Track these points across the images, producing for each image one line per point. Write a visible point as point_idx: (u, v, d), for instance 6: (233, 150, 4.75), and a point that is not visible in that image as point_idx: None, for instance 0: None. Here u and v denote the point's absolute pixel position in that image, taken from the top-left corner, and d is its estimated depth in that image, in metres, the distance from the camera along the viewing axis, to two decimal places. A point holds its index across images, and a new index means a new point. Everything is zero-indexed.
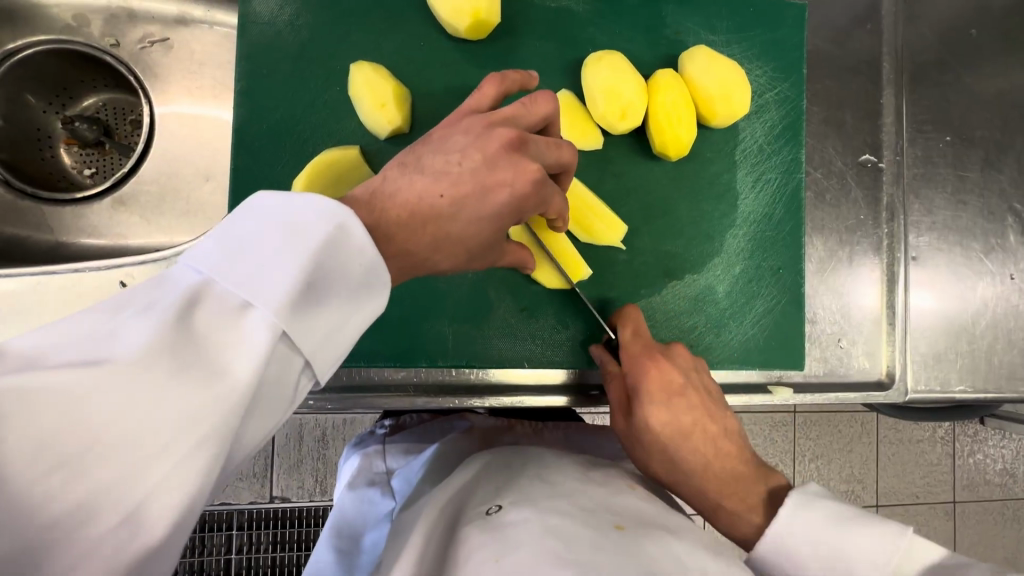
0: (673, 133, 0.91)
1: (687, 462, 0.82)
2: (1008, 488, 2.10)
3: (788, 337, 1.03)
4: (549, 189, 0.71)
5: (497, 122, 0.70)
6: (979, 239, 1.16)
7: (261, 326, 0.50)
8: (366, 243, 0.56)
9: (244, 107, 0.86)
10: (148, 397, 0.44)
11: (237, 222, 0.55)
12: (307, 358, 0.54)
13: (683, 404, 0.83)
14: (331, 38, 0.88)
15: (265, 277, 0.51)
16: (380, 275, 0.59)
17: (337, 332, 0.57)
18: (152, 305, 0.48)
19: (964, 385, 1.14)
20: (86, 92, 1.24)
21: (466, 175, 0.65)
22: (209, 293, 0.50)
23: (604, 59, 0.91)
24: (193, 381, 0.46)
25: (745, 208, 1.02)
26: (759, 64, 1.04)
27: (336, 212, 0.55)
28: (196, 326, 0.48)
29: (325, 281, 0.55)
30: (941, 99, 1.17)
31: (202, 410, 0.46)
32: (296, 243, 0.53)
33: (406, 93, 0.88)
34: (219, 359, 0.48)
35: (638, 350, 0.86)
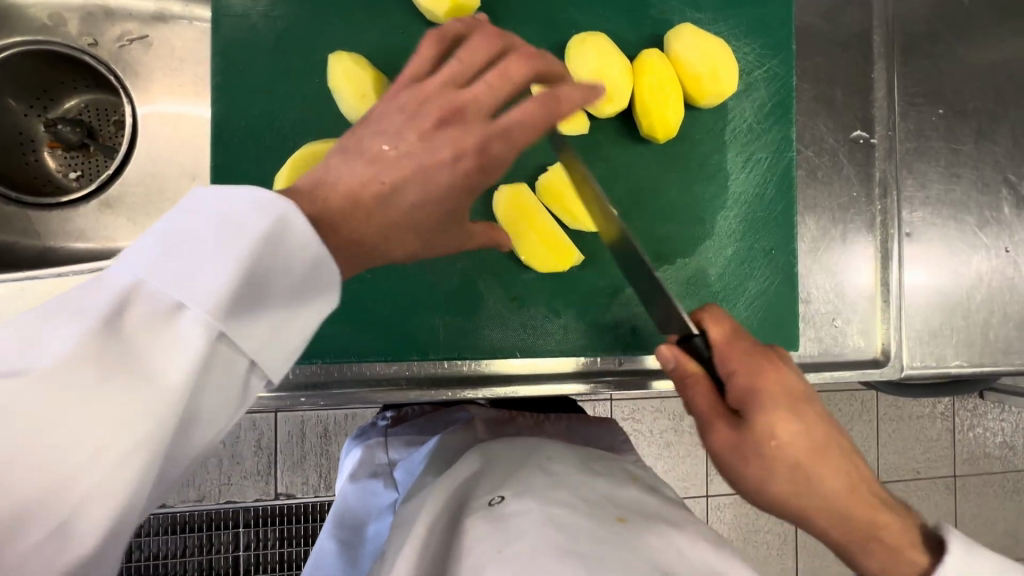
0: (659, 114, 0.90)
1: (822, 482, 0.68)
2: (1008, 460, 2.11)
3: (782, 318, 1.02)
4: (501, 157, 0.63)
5: (432, 92, 0.63)
6: (973, 212, 1.15)
7: (196, 329, 0.48)
8: (308, 237, 0.52)
9: (221, 103, 0.85)
10: (75, 405, 0.43)
11: (173, 215, 0.52)
12: (250, 358, 0.52)
13: (810, 414, 0.70)
14: (307, 28, 0.86)
15: (200, 277, 0.48)
16: (329, 269, 0.55)
17: (285, 329, 0.54)
18: (77, 308, 0.46)
19: (960, 360, 1.13)
20: (67, 94, 1.23)
21: (401, 156, 0.60)
22: (139, 293, 0.47)
23: (588, 41, 0.89)
24: (120, 388, 0.45)
25: (736, 189, 1.01)
26: (747, 41, 1.02)
27: (274, 204, 0.51)
28: (127, 330, 0.46)
29: (267, 276, 0.52)
30: (933, 71, 1.15)
31: (130, 416, 0.44)
32: (232, 238, 0.50)
33: (386, 82, 0.86)
34: (151, 363, 0.47)
35: (744, 349, 0.74)
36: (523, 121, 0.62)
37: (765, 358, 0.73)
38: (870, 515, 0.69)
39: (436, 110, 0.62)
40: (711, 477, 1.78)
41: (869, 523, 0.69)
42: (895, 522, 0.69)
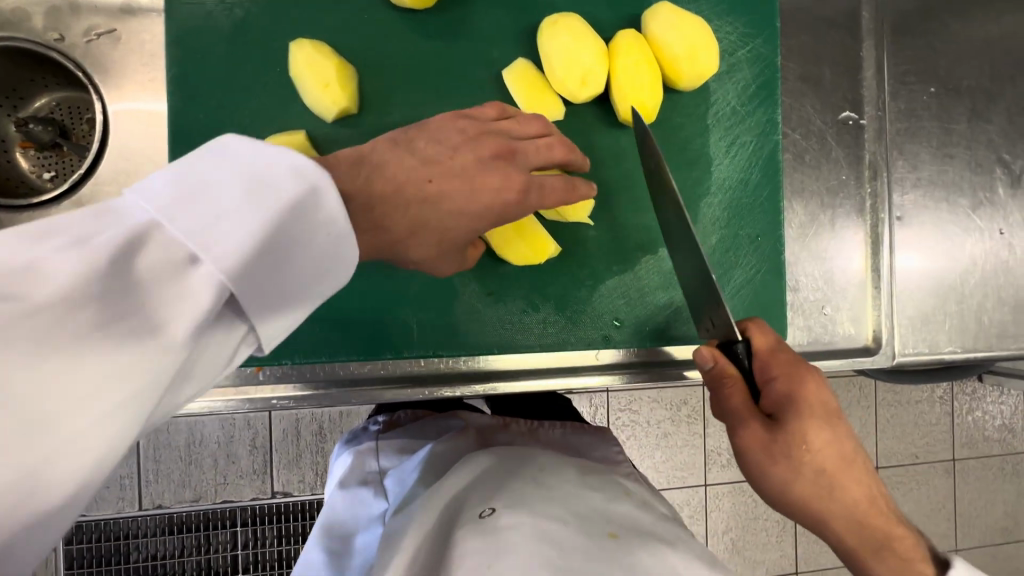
0: (636, 98, 0.86)
1: (844, 492, 0.70)
2: (1008, 443, 2.09)
3: (769, 307, 0.99)
4: (532, 200, 0.74)
5: (490, 132, 0.74)
6: (966, 194, 1.12)
7: (207, 285, 0.46)
8: (338, 214, 0.53)
9: (179, 96, 0.81)
10: (77, 345, 0.41)
11: (200, 162, 0.50)
12: (252, 325, 0.51)
13: (842, 428, 0.71)
14: (266, 15, 0.83)
15: (219, 229, 0.46)
16: (347, 250, 0.55)
17: (290, 300, 0.54)
18: (83, 240, 0.43)
19: (954, 346, 1.11)
20: (38, 92, 1.09)
21: (454, 169, 0.70)
22: (155, 237, 0.45)
23: (560, 22, 0.85)
24: (124, 333, 0.43)
25: (719, 174, 0.97)
26: (729, 20, 0.98)
27: (313, 174, 0.51)
28: (134, 274, 0.44)
29: (288, 243, 0.51)
30: (925, 47, 1.10)
31: (134, 364, 0.43)
32: (262, 197, 0.49)
33: (350, 70, 0.83)
34: (155, 313, 0.44)
35: (788, 360, 0.73)
36: (549, 192, 0.74)
37: (810, 368, 0.72)
38: (886, 527, 0.70)
39: (494, 146, 0.73)
40: (709, 467, 1.76)
41: (884, 535, 0.70)
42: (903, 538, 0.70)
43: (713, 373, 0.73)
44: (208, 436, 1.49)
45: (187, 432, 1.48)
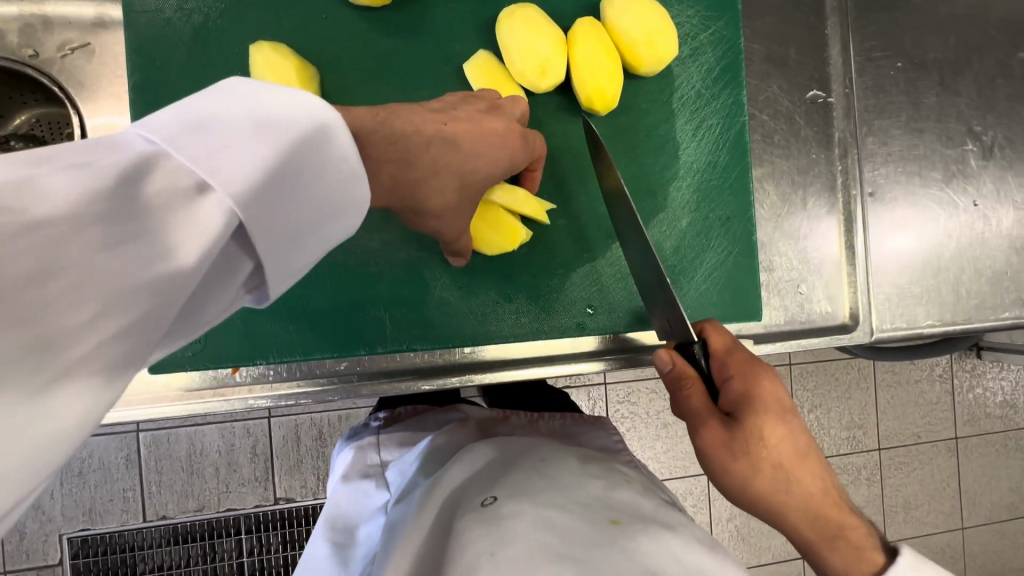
0: (596, 85, 0.86)
1: (799, 485, 0.71)
2: (1009, 419, 2.09)
3: (742, 288, 0.99)
4: (534, 145, 0.78)
5: (476, 95, 0.78)
6: (939, 166, 1.12)
7: (221, 210, 0.41)
8: (349, 149, 0.51)
9: (142, 103, 0.82)
10: (79, 264, 0.35)
11: (205, 98, 0.46)
12: (257, 261, 0.47)
13: (796, 423, 0.72)
14: (225, 20, 0.83)
15: (232, 155, 0.43)
16: (357, 190, 0.54)
17: (302, 243, 0.51)
18: (84, 162, 0.37)
19: (933, 319, 1.11)
20: (18, 109, 1.10)
21: (461, 115, 0.72)
22: (164, 164, 0.40)
23: (517, 13, 0.86)
24: (132, 253, 0.38)
25: (686, 158, 0.98)
26: (689, 4, 0.98)
27: (326, 113, 0.49)
28: (138, 197, 0.39)
29: (299, 180, 0.48)
30: (890, 24, 1.11)
31: (144, 286, 0.38)
32: (275, 132, 0.46)
33: (312, 70, 0.84)
34: (164, 236, 0.39)
35: (744, 359, 0.75)
36: (540, 146, 0.80)
37: (764, 365, 0.74)
38: (842, 519, 0.71)
39: (485, 102, 0.77)
40: None
41: (841, 527, 0.71)
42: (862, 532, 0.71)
43: (671, 375, 0.75)
44: (209, 446, 1.50)
45: (187, 442, 1.49)
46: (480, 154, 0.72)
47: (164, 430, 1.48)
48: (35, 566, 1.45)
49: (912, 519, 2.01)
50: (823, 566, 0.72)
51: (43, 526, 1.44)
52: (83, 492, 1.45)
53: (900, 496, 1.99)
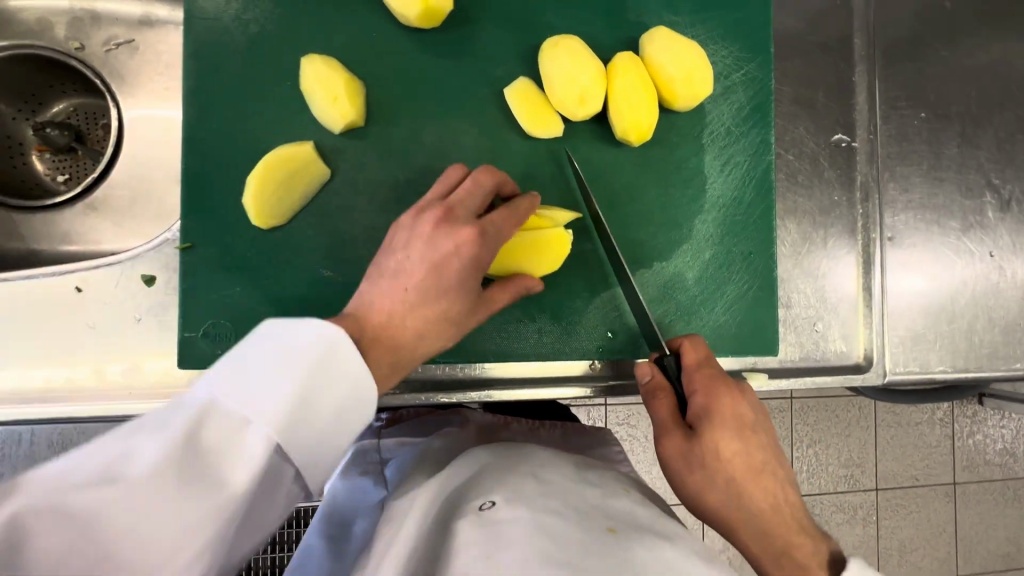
0: (632, 118, 0.89)
1: (750, 498, 0.75)
2: (1009, 468, 2.08)
3: (760, 323, 1.01)
4: (491, 231, 0.76)
5: (424, 205, 0.77)
6: (957, 216, 1.14)
7: (259, 440, 0.57)
8: (354, 356, 0.65)
9: (194, 106, 0.85)
10: (168, 500, 0.53)
11: (246, 351, 0.63)
12: (295, 464, 0.61)
13: (753, 441, 0.76)
14: (281, 31, 0.86)
15: (262, 400, 0.59)
16: (369, 394, 0.66)
17: (332, 437, 0.64)
18: (163, 425, 0.55)
19: (945, 365, 1.12)
20: (56, 98, 1.29)
21: (416, 263, 0.72)
22: (214, 412, 0.57)
23: (561, 44, 0.89)
24: (202, 492, 0.54)
25: (713, 192, 1.00)
26: (725, 45, 1.01)
27: (332, 337, 0.64)
28: (200, 446, 0.55)
29: (314, 400, 0.62)
30: (916, 74, 1.14)
31: (209, 503, 0.54)
32: (291, 365, 0.62)
33: (359, 85, 0.87)
34: (222, 469, 0.56)
35: (709, 376, 0.78)
36: (503, 227, 0.77)
37: (726, 385, 0.77)
38: (790, 537, 0.75)
39: (433, 215, 0.75)
40: None
41: (789, 545, 0.74)
42: (817, 556, 0.74)
43: (647, 386, 0.81)
44: None
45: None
46: (442, 288, 0.73)
47: None
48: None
49: (907, 563, 1.99)
50: None
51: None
52: None
53: (896, 539, 1.98)
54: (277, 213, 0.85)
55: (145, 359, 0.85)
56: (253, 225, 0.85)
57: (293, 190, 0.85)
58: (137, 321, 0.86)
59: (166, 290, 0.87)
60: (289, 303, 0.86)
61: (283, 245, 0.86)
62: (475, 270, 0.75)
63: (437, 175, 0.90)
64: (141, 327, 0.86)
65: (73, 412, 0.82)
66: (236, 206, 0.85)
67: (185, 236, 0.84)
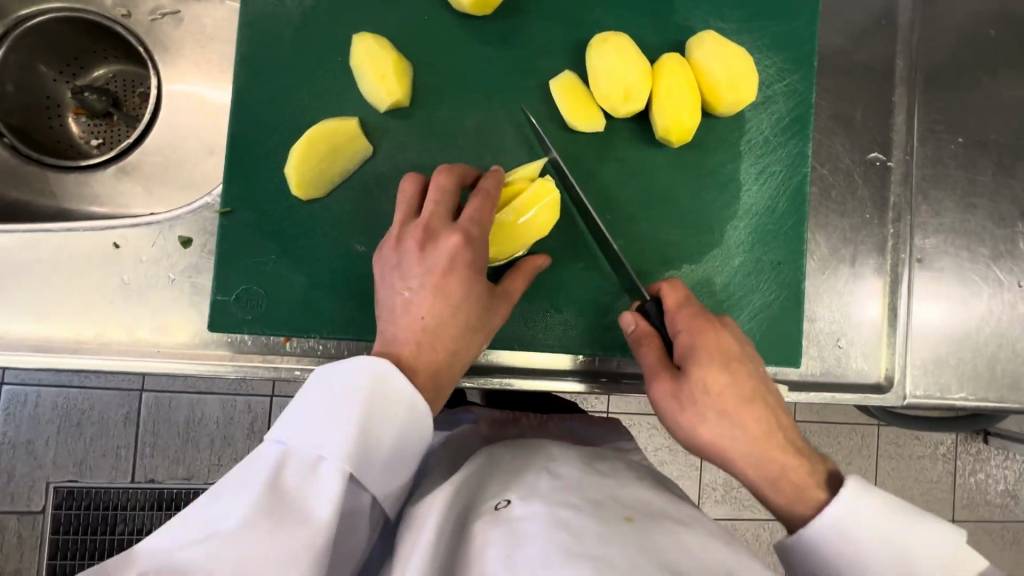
0: (676, 118, 0.89)
1: (745, 430, 0.74)
2: (1010, 510, 2.05)
3: (785, 333, 1.01)
4: (473, 230, 0.76)
5: (405, 234, 0.77)
6: (987, 244, 1.14)
7: (335, 476, 0.61)
8: (403, 379, 0.67)
9: (244, 74, 0.86)
10: (262, 546, 0.56)
11: (304, 392, 0.67)
12: (373, 492, 0.66)
13: (742, 372, 0.75)
14: (336, 7, 0.88)
15: (330, 439, 0.63)
16: (425, 415, 0.69)
17: (398, 464, 0.68)
18: (249, 480, 0.59)
19: (964, 392, 1.11)
20: (97, 63, 1.32)
21: (419, 291, 0.74)
22: (291, 460, 0.61)
23: (610, 40, 0.90)
24: (289, 534, 0.57)
25: (747, 199, 1.00)
26: (769, 55, 1.02)
27: (379, 365, 0.67)
28: (283, 491, 0.59)
29: (375, 430, 0.65)
30: (955, 100, 1.14)
31: (299, 546, 0.57)
32: (348, 398, 0.65)
33: (408, 65, 0.88)
34: (306, 511, 0.59)
35: (691, 313, 0.79)
36: (481, 218, 0.78)
37: (709, 321, 0.77)
38: (787, 462, 0.74)
39: (415, 239, 0.75)
40: (703, 501, 1.73)
41: (785, 470, 0.74)
42: (814, 475, 0.75)
43: (633, 335, 0.82)
44: (208, 416, 1.54)
45: (188, 409, 1.53)
46: (449, 300, 0.74)
47: (167, 393, 1.52)
48: (17, 511, 1.47)
49: None
50: (770, 506, 0.76)
51: (32, 471, 1.48)
52: (77, 443, 1.49)
53: None
54: (317, 185, 0.85)
55: (175, 322, 0.86)
56: (293, 195, 0.86)
57: (335, 165, 0.86)
58: (171, 282, 0.87)
59: (202, 253, 0.88)
60: (321, 275, 0.86)
61: (319, 217, 0.86)
62: (477, 272, 0.76)
63: (477, 159, 0.91)
64: (175, 288, 0.87)
65: (103, 366, 0.83)
66: (278, 175, 0.86)
67: (225, 201, 0.85)
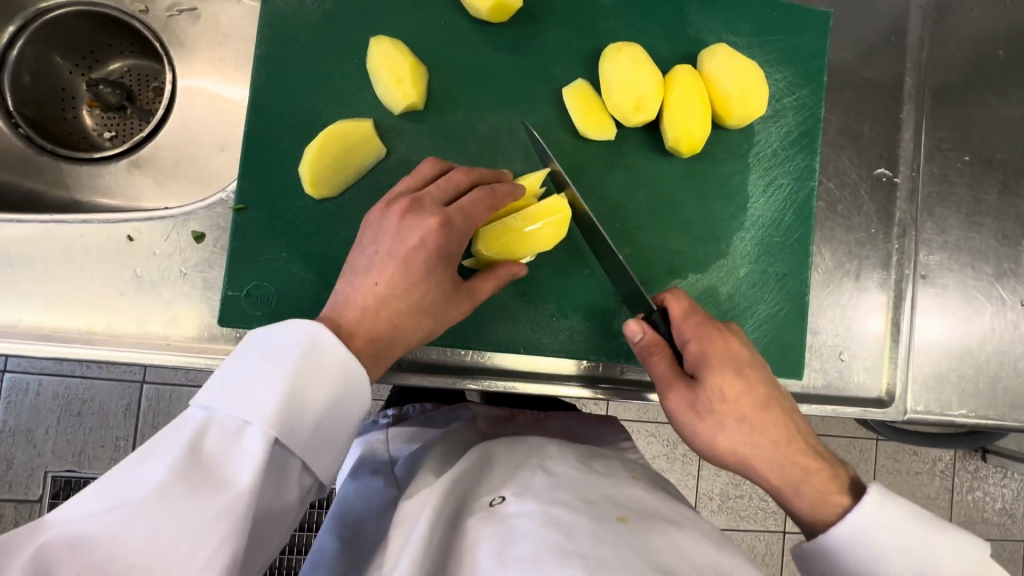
0: (686, 128, 0.91)
1: (763, 434, 0.75)
2: (1006, 528, 2.04)
3: (788, 345, 1.02)
4: (456, 219, 0.77)
5: (394, 200, 0.80)
6: (992, 262, 1.14)
7: (258, 438, 0.61)
8: (335, 344, 0.70)
9: (262, 73, 0.87)
10: (178, 507, 0.56)
11: (232, 360, 0.68)
12: (302, 456, 0.66)
13: (754, 376, 0.77)
14: (354, 10, 0.89)
15: (256, 400, 0.63)
16: (360, 382, 0.71)
17: (330, 429, 0.69)
18: (167, 446, 0.59)
19: (965, 409, 1.12)
20: (113, 57, 1.34)
21: (385, 258, 0.76)
22: (211, 424, 0.62)
23: (624, 50, 0.91)
24: (207, 494, 0.57)
25: (755, 211, 1.01)
26: (779, 69, 1.03)
27: (313, 330, 0.70)
28: (202, 454, 0.59)
29: (303, 393, 0.66)
30: (963, 118, 1.15)
31: (218, 505, 0.57)
32: (279, 362, 0.67)
33: (423, 70, 0.89)
34: (227, 472, 0.59)
35: (699, 321, 0.79)
36: (474, 210, 0.78)
37: (719, 327, 0.79)
38: (806, 466, 0.76)
39: (400, 208, 0.78)
40: (699, 509, 1.73)
41: (806, 472, 0.76)
42: (835, 478, 0.76)
43: (642, 344, 0.80)
44: None
45: (188, 402, 1.54)
46: (406, 279, 0.75)
47: (168, 386, 1.53)
48: (14, 499, 1.48)
49: None
50: (792, 509, 0.77)
51: (31, 460, 1.48)
52: (77, 433, 1.50)
53: None
54: (330, 184, 0.86)
55: (185, 316, 0.87)
56: (306, 194, 0.87)
57: (348, 165, 0.86)
58: (183, 276, 0.88)
59: (214, 248, 0.89)
60: (331, 274, 0.87)
61: (331, 215, 0.87)
62: (442, 261, 0.77)
63: (488, 163, 0.92)
64: (186, 282, 0.88)
65: (113, 356, 0.84)
66: (292, 173, 0.87)
67: (240, 198, 0.86)
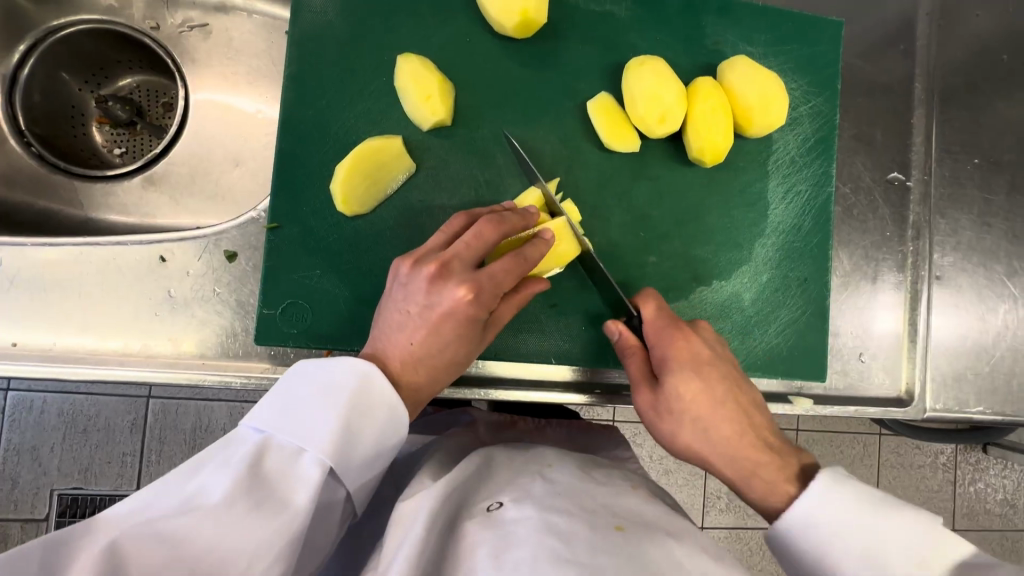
0: (710, 140, 0.92)
1: (715, 432, 0.77)
2: (1008, 519, 2.07)
3: (811, 349, 1.03)
4: (488, 283, 0.75)
5: (423, 257, 0.78)
6: (1002, 261, 1.17)
7: (313, 465, 0.64)
8: (387, 384, 0.71)
9: (292, 91, 0.88)
10: (239, 521, 0.57)
11: (287, 384, 0.69)
12: (349, 487, 0.69)
13: (712, 374, 0.78)
14: (381, 28, 0.90)
15: (311, 429, 0.65)
16: (402, 422, 0.72)
17: (373, 464, 0.71)
18: (227, 461, 0.61)
19: (982, 407, 1.14)
20: (121, 73, 1.33)
21: (418, 322, 0.76)
22: (270, 445, 0.64)
23: (647, 64, 0.93)
24: (265, 513, 0.59)
25: (776, 218, 1.03)
26: (795, 78, 1.05)
27: (364, 369, 0.70)
28: (261, 474, 0.61)
29: (357, 427, 0.68)
30: (970, 122, 1.18)
31: (276, 523, 0.59)
32: (331, 394, 0.68)
33: (449, 86, 0.90)
34: (283, 494, 0.61)
35: (660, 325, 0.81)
36: (504, 274, 0.76)
37: (680, 328, 0.80)
38: (760, 461, 0.76)
39: (429, 270, 0.75)
40: (708, 510, 1.75)
41: (760, 468, 0.76)
42: (783, 472, 0.76)
43: (615, 342, 0.84)
44: (215, 422, 1.55)
45: (196, 416, 1.53)
46: (440, 342, 0.76)
47: (175, 400, 1.53)
48: (20, 518, 1.47)
49: None
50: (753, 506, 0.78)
51: (37, 478, 1.47)
52: (82, 450, 1.49)
53: None
54: (363, 202, 0.87)
55: (213, 335, 0.87)
56: (338, 211, 0.87)
57: (384, 179, 0.88)
58: (216, 295, 0.88)
59: (247, 267, 0.89)
60: (365, 290, 0.88)
61: (360, 232, 0.88)
62: (475, 325, 0.77)
63: (512, 176, 0.93)
64: (219, 302, 0.88)
65: (148, 378, 0.84)
66: (323, 192, 0.88)
67: (273, 216, 0.87)
